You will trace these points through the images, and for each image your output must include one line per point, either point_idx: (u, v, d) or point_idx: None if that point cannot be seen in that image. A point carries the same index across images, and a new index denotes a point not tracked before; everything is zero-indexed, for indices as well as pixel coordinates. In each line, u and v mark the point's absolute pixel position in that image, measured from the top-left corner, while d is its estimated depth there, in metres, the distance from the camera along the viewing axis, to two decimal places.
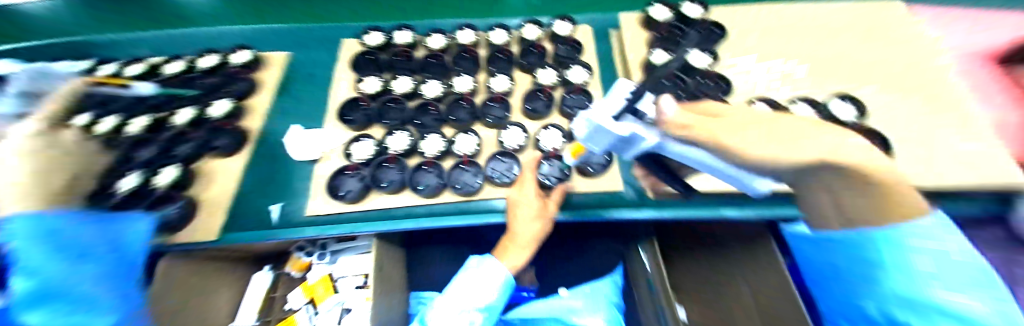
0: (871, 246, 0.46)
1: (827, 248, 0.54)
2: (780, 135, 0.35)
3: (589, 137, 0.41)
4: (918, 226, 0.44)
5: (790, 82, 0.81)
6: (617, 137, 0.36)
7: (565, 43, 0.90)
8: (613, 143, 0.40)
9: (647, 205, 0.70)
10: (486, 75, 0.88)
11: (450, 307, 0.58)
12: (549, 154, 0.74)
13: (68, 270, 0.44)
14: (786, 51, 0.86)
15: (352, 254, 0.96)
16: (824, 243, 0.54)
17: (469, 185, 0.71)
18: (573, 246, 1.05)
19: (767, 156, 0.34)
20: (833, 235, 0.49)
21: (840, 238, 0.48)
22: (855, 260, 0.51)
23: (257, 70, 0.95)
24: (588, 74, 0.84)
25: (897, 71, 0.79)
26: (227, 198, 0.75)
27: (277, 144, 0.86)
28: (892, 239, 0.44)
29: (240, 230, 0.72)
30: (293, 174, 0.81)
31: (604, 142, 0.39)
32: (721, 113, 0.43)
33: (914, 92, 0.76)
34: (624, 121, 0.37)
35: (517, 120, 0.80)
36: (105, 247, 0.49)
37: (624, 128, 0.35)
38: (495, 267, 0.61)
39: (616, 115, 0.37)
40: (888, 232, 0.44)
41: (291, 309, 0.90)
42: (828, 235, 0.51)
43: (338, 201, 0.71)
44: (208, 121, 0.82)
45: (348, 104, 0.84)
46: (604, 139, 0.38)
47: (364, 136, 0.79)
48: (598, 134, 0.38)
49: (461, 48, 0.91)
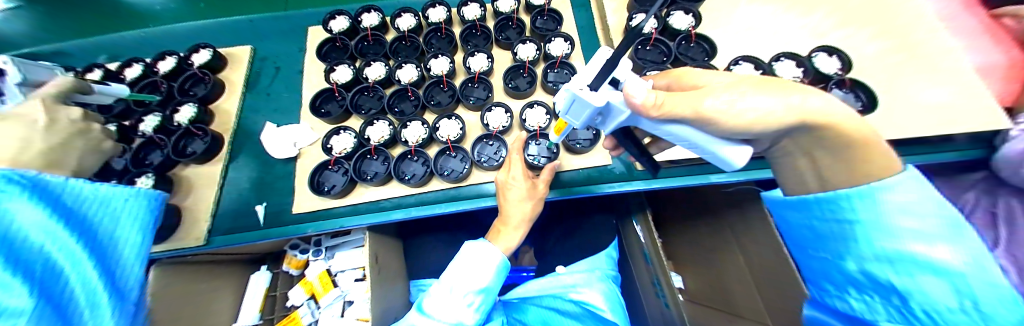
0: (843, 204, 0.37)
1: (795, 219, 0.45)
2: (753, 93, 0.36)
3: (566, 111, 0.40)
4: (888, 187, 0.34)
5: (771, 38, 0.78)
6: (596, 108, 0.37)
7: (541, 15, 0.87)
8: (591, 116, 0.40)
9: (633, 179, 0.71)
10: (463, 54, 0.85)
11: (450, 293, 0.55)
12: (534, 133, 0.72)
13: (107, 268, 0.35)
14: (774, 5, 0.81)
15: (347, 248, 0.97)
16: (792, 214, 0.45)
17: (454, 172, 0.71)
18: (566, 227, 1.02)
19: (747, 117, 0.35)
20: (799, 200, 0.43)
21: (809, 198, 0.41)
22: (824, 232, 0.41)
23: (223, 69, 0.90)
24: (569, 45, 0.80)
25: (881, 19, 0.78)
26: (211, 202, 0.74)
27: (255, 144, 0.83)
28: (866, 195, 0.35)
29: (234, 234, 0.72)
30: (275, 173, 0.78)
31: (583, 115, 0.39)
32: (698, 75, 0.45)
33: (894, 40, 0.75)
34: (600, 91, 0.37)
35: (500, 100, 0.78)
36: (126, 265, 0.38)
37: (601, 100, 0.36)
38: (487, 251, 0.58)
39: (593, 84, 0.36)
40: (857, 190, 0.35)
41: (294, 305, 0.92)
42: (795, 202, 0.43)
43: (321, 195, 0.69)
44: (178, 127, 0.79)
45: (322, 96, 0.81)
46: (583, 111, 0.38)
47: (342, 128, 0.77)
48: (576, 106, 0.38)
49: (433, 29, 0.87)
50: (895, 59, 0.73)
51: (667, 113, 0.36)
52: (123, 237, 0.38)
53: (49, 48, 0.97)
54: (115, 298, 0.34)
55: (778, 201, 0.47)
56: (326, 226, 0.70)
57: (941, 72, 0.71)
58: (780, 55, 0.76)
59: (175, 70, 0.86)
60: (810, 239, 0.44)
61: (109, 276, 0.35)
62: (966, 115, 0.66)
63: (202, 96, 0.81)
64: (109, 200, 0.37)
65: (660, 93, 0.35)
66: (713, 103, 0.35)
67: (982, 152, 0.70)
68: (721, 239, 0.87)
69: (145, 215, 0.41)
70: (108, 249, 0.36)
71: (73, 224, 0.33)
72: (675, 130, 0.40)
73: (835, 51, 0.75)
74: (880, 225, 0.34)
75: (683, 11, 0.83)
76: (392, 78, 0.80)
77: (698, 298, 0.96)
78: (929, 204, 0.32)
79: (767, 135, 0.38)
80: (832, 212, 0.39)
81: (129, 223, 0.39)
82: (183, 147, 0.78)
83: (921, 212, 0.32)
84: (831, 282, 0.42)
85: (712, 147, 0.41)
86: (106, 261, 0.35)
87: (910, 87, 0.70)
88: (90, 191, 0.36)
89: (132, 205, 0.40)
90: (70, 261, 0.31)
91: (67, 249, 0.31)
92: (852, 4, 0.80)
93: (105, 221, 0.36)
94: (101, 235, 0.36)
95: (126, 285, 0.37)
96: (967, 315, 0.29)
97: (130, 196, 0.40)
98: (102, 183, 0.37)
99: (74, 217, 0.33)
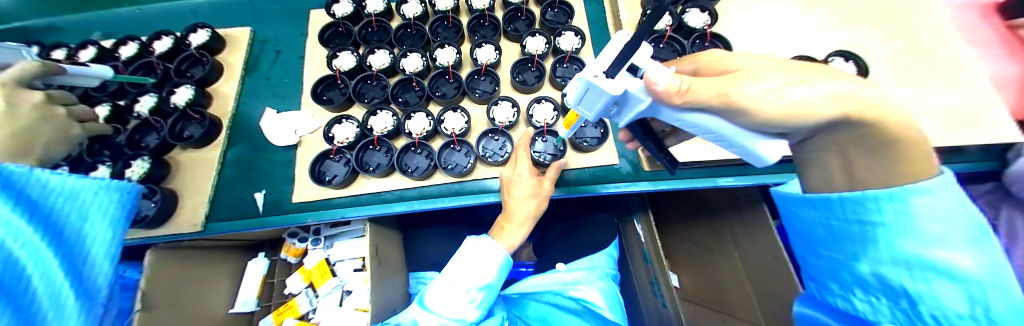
0: (868, 205, 0.35)
1: (811, 219, 0.43)
2: (788, 84, 0.34)
3: (580, 100, 0.39)
4: (922, 190, 0.32)
5: (788, 40, 0.76)
6: (612, 97, 0.35)
7: (552, 7, 0.84)
8: (606, 106, 0.38)
9: (640, 179, 0.70)
10: (470, 45, 0.83)
11: (451, 289, 0.54)
12: (541, 130, 0.71)
13: (73, 267, 0.33)
14: (792, 5, 0.79)
15: (346, 238, 0.96)
16: (806, 212, 0.43)
17: (458, 166, 0.70)
18: (567, 225, 1.01)
19: (780, 105, 0.33)
20: (819, 199, 0.40)
21: (832, 197, 0.38)
22: (841, 233, 0.39)
23: (221, 52, 0.87)
24: (579, 40, 0.79)
25: (903, 24, 0.76)
26: (207, 189, 0.72)
27: (254, 129, 0.81)
28: (897, 198, 0.32)
29: (230, 221, 0.71)
30: (274, 160, 0.77)
31: (597, 105, 0.38)
32: (727, 57, 0.45)
33: (913, 47, 0.73)
34: (618, 79, 0.35)
35: (506, 93, 0.76)
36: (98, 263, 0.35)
37: (618, 88, 0.34)
38: (492, 250, 0.57)
39: (609, 72, 0.35)
40: (889, 192, 0.33)
41: (291, 293, 0.93)
42: (816, 201, 0.41)
43: (323, 186, 0.68)
44: (174, 110, 0.77)
45: (324, 82, 0.80)
46: (597, 100, 0.37)
47: (344, 117, 0.75)
48: (590, 95, 0.37)
49: (439, 16, 0.84)
50: (907, 62, 0.72)
51: (692, 99, 0.34)
52: (92, 234, 0.35)
53: (40, 23, 0.94)
54: (83, 299, 0.33)
55: (795, 199, 0.44)
56: (326, 216, 0.68)
57: (955, 78, 0.69)
58: (798, 58, 0.72)
59: (172, 51, 0.83)
60: (822, 239, 0.42)
61: (74, 276, 0.32)
62: (978, 122, 0.66)
63: (199, 79, 0.79)
64: (74, 193, 0.34)
65: (686, 78, 0.33)
66: (741, 89, 0.34)
67: (992, 164, 0.69)
68: (718, 242, 0.88)
69: (118, 208, 0.38)
70: (74, 248, 0.33)
71: (37, 219, 0.30)
72: (696, 119, 0.38)
73: (852, 57, 0.73)
74: (906, 229, 0.32)
75: (699, 8, 0.80)
76: (396, 67, 0.78)
77: (695, 299, 0.96)
78: (957, 210, 0.30)
79: (805, 129, 0.37)
80: (855, 213, 0.36)
81: (99, 218, 0.36)
82: (178, 130, 0.76)
83: (953, 219, 0.30)
84: (836, 281, 0.40)
85: (743, 140, 0.40)
86: (71, 260, 0.33)
87: (924, 94, 0.69)
88: (56, 183, 0.33)
89: (103, 198, 0.37)
90: (33, 260, 0.30)
91: (29, 246, 0.29)
92: (866, 7, 0.78)
93: (74, 214, 0.34)
94: (67, 232, 0.33)
95: (94, 285, 0.35)
96: (975, 321, 0.28)
97: (100, 188, 0.37)
98: (69, 174, 0.34)
99: (40, 210, 0.31)
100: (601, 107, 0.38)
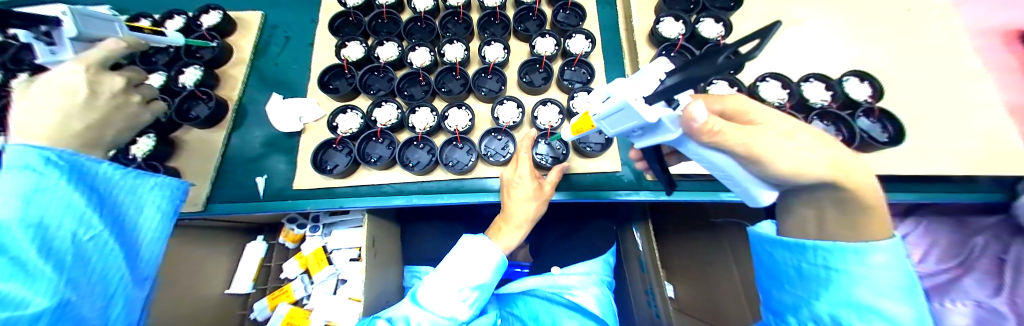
0: (836, 255, 0.34)
1: (778, 259, 0.41)
2: (809, 146, 0.33)
3: (607, 116, 0.38)
4: (881, 246, 0.32)
5: (802, 57, 0.75)
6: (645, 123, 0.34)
7: (564, 9, 0.83)
8: (633, 128, 0.37)
9: (640, 188, 0.69)
10: (479, 42, 0.82)
11: (443, 285, 0.54)
12: (544, 132, 0.71)
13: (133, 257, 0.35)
14: (808, 22, 0.78)
15: (344, 227, 0.96)
16: (778, 253, 0.41)
17: (460, 163, 0.70)
18: (567, 227, 1.01)
19: (795, 165, 0.33)
20: (793, 242, 0.38)
21: (806, 244, 0.36)
22: (806, 275, 0.37)
23: (232, 34, 0.87)
24: (589, 44, 0.77)
25: (919, 46, 0.74)
26: (210, 171, 0.72)
27: (259, 114, 0.81)
28: (862, 252, 0.33)
29: (231, 201, 0.72)
30: (278, 146, 0.78)
31: (625, 125, 0.37)
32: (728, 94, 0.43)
33: (930, 72, 0.72)
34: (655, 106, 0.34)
35: (512, 94, 0.76)
36: (150, 255, 0.38)
37: (654, 115, 0.33)
38: (488, 249, 0.57)
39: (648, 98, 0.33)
40: (858, 246, 0.33)
41: (287, 277, 0.95)
42: (789, 243, 0.38)
43: (324, 174, 0.68)
44: (183, 90, 0.77)
45: (331, 72, 0.80)
46: (627, 122, 0.36)
47: (349, 107, 0.75)
48: (621, 115, 0.36)
49: (450, 11, 0.84)
50: (922, 87, 0.71)
51: (720, 141, 0.33)
52: (145, 225, 0.38)
53: None
54: (136, 287, 0.35)
55: (770, 239, 0.41)
56: (326, 204, 0.69)
57: (969, 110, 0.68)
58: (809, 75, 0.72)
59: (182, 31, 0.83)
60: (787, 277, 0.40)
61: (131, 260, 0.35)
62: (996, 156, 0.64)
63: (208, 59, 0.79)
64: (135, 188, 0.37)
65: (721, 119, 0.31)
66: (769, 143, 0.32)
67: (1001, 196, 0.68)
68: (716, 254, 0.88)
69: (172, 204, 0.41)
70: (132, 238, 0.36)
71: (106, 213, 0.33)
72: (712, 156, 0.38)
73: (866, 77, 0.71)
74: (864, 277, 0.32)
75: (714, 19, 0.78)
76: (404, 60, 0.78)
77: (687, 310, 0.96)
78: (899, 265, 0.32)
79: (796, 185, 0.36)
80: (824, 259, 0.35)
81: (151, 210, 0.38)
82: (186, 109, 0.76)
83: (894, 272, 0.32)
84: (794, 315, 0.38)
85: (754, 186, 0.40)
86: (132, 244, 0.36)
87: (941, 122, 0.67)
88: (120, 178, 0.36)
89: (158, 193, 0.39)
90: (99, 250, 0.32)
91: (98, 238, 0.32)
92: (885, 28, 0.77)
93: (133, 206, 0.36)
94: (128, 222, 0.36)
95: (144, 269, 0.37)
96: None
97: (155, 184, 0.39)
98: (130, 169, 0.37)
99: (108, 204, 0.34)
100: (629, 126, 0.37)
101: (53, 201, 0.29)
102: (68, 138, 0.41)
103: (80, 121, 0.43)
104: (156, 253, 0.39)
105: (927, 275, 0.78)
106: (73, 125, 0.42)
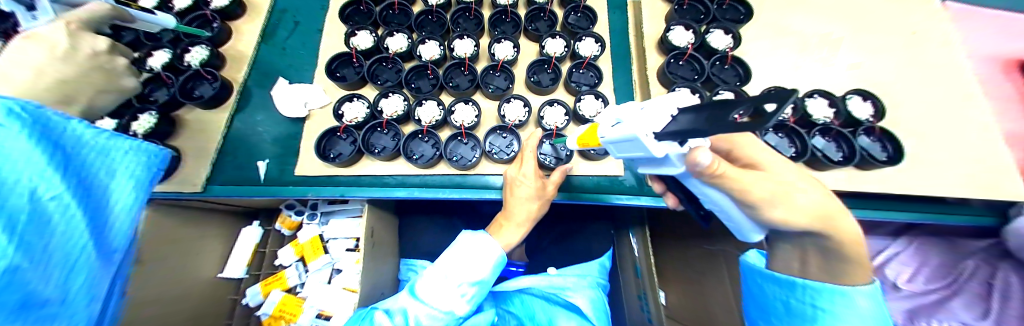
0: (824, 295, 0.38)
1: (769, 292, 0.45)
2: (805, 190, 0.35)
3: (616, 142, 0.37)
4: (864, 290, 0.37)
5: (808, 73, 0.76)
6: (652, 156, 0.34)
7: (576, 11, 0.84)
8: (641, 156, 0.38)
9: (643, 193, 0.70)
10: (489, 39, 0.82)
11: (440, 280, 0.54)
12: (550, 132, 0.71)
13: (97, 226, 0.32)
14: (814, 38, 0.79)
15: (343, 216, 0.96)
16: (770, 288, 0.45)
17: (464, 159, 0.69)
18: (565, 228, 1.01)
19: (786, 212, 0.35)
20: (785, 278, 0.42)
21: (796, 281, 0.41)
22: (795, 311, 0.42)
23: (240, 17, 0.86)
24: (599, 47, 0.78)
25: (922, 70, 0.75)
26: (210, 152, 0.71)
27: (265, 98, 0.81)
28: (846, 294, 0.37)
29: (230, 184, 0.71)
30: (282, 131, 0.77)
31: (633, 152, 0.37)
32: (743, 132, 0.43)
33: (931, 96, 0.73)
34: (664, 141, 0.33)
35: (520, 92, 0.76)
36: (116, 226, 0.34)
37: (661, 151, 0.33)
38: (487, 244, 0.57)
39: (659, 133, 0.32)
40: (845, 289, 0.37)
41: (282, 264, 0.94)
42: (781, 279, 0.42)
43: (327, 162, 0.68)
44: (188, 69, 0.76)
45: (339, 59, 0.79)
46: (635, 150, 0.36)
47: (356, 95, 0.75)
48: (629, 144, 0.35)
49: (461, 7, 0.84)
50: (923, 109, 0.72)
51: (721, 179, 0.34)
52: (117, 192, 0.34)
53: None
54: (99, 262, 0.32)
55: (763, 273, 0.45)
56: (327, 192, 0.68)
57: (967, 135, 0.69)
58: (814, 91, 0.72)
59: (189, 9, 0.83)
60: (777, 311, 0.44)
61: (96, 228, 0.31)
62: (990, 181, 0.65)
63: (213, 39, 0.78)
64: (107, 150, 0.33)
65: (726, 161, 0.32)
66: (766, 191, 0.34)
67: (993, 220, 0.70)
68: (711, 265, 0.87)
69: (147, 173, 0.37)
70: (101, 207, 0.32)
71: (71, 173, 0.29)
72: (713, 195, 0.39)
73: (870, 96, 0.72)
74: (847, 318, 0.37)
75: (722, 30, 0.79)
76: (414, 53, 0.78)
77: (678, 318, 0.98)
78: (876, 306, 0.37)
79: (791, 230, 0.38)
80: (812, 298, 0.39)
81: (123, 179, 0.34)
82: (190, 88, 0.76)
83: (873, 313, 0.37)
84: None
85: (746, 224, 0.41)
86: (99, 212, 0.32)
87: (939, 145, 0.68)
88: (89, 137, 0.32)
89: (132, 159, 0.36)
90: (60, 213, 0.28)
91: (60, 200, 0.28)
92: (890, 50, 0.78)
93: (102, 171, 0.33)
94: (97, 187, 0.32)
95: (112, 241, 0.33)
96: None
97: (131, 148, 0.36)
98: (104, 130, 0.34)
99: (73, 164, 0.30)
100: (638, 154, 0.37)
101: (17, 154, 0.26)
102: (39, 92, 0.39)
103: (54, 77, 0.42)
104: (123, 224, 0.35)
105: (917, 295, 0.79)
106: (44, 82, 0.40)
